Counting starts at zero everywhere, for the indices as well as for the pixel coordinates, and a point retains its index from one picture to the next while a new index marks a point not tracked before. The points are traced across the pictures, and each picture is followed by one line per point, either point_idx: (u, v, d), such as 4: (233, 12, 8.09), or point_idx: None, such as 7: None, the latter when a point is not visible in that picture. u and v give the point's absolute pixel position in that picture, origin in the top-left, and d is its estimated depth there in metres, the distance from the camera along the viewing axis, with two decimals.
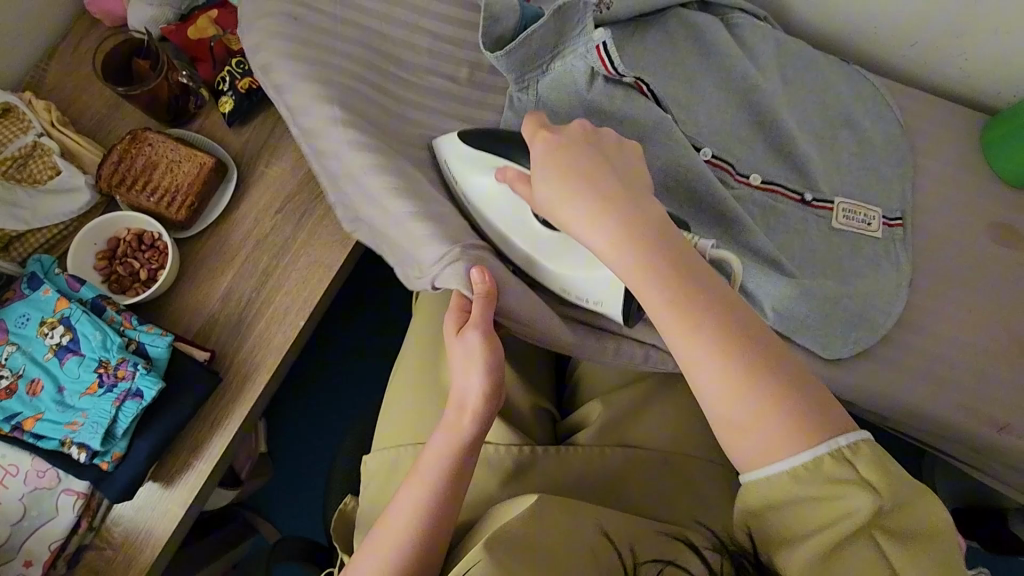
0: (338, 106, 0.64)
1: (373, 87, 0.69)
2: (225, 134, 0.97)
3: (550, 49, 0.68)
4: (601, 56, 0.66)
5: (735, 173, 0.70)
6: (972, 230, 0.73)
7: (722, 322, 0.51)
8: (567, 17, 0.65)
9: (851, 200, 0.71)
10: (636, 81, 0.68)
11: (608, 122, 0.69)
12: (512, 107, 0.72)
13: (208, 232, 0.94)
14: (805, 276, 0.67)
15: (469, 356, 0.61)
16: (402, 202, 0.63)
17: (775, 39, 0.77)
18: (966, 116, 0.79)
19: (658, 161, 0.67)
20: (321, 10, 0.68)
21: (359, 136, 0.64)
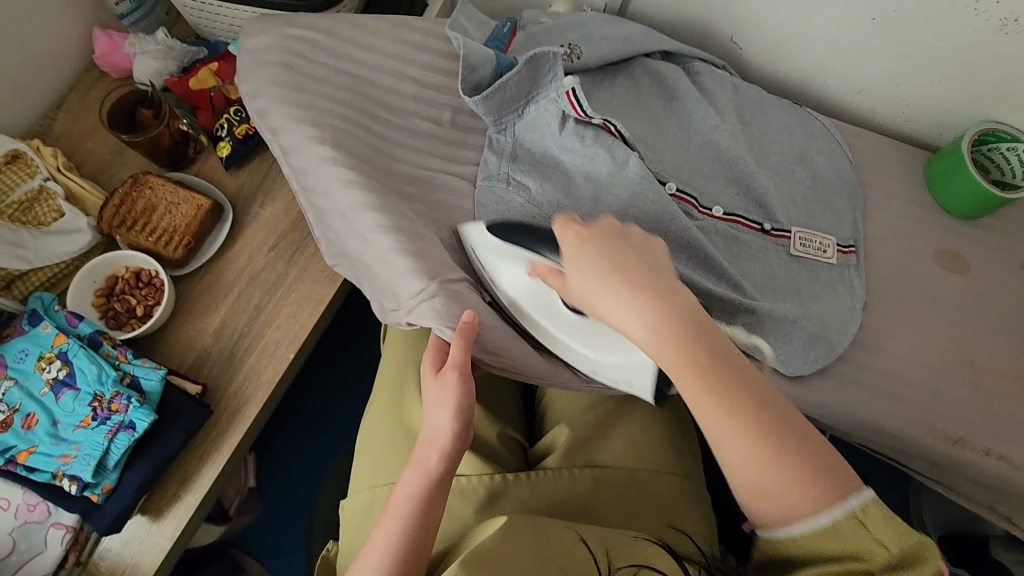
0: (328, 146, 0.69)
1: (362, 127, 0.73)
2: (222, 176, 1.02)
3: (524, 95, 0.74)
4: (571, 102, 0.73)
5: (698, 206, 0.74)
6: (924, 256, 0.77)
7: (753, 418, 0.50)
8: (539, 65, 0.72)
9: (808, 229, 0.75)
10: (605, 122, 0.73)
11: (580, 158, 0.73)
12: (492, 147, 0.77)
13: (203, 269, 0.98)
14: (767, 300, 0.71)
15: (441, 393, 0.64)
16: (385, 236, 0.67)
17: (734, 83, 0.83)
18: (914, 152, 0.84)
19: (624, 194, 0.71)
20: (314, 61, 0.74)
21: (346, 174, 0.69)
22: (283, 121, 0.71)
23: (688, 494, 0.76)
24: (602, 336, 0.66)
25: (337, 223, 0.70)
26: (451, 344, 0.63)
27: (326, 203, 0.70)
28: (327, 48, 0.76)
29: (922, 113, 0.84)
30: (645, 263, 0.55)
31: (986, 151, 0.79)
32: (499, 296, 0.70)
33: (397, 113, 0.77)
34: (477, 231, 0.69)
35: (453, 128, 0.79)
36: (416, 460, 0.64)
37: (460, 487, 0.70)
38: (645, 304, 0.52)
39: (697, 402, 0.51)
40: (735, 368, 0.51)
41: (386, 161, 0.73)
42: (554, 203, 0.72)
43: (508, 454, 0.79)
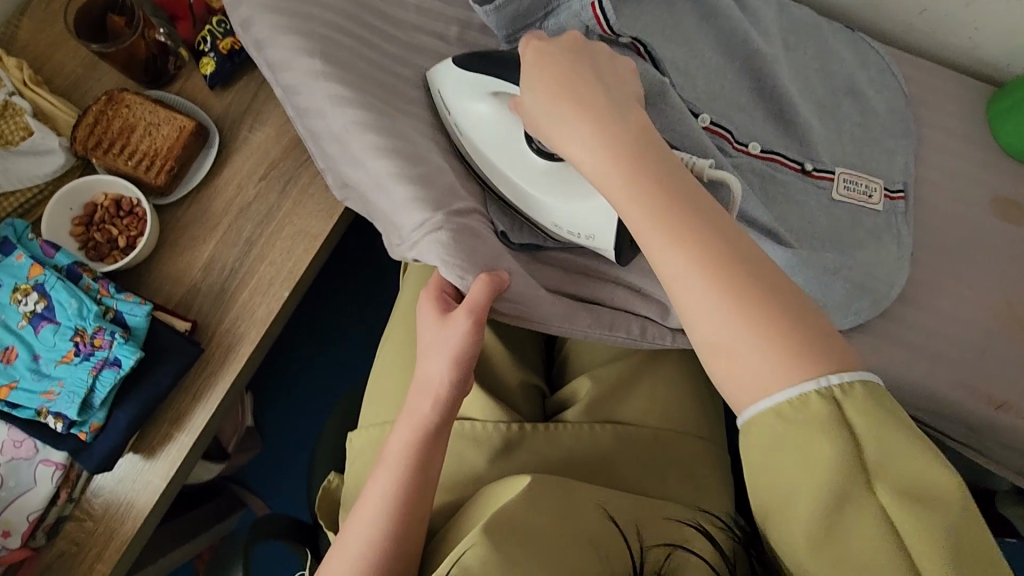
0: (319, 58, 0.61)
1: (357, 39, 0.65)
2: (207, 97, 0.93)
3: (542, 5, 0.65)
4: (596, 15, 0.63)
5: (734, 141, 0.67)
6: (979, 203, 0.70)
7: (710, 246, 0.48)
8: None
9: (853, 170, 0.68)
10: (633, 41, 0.64)
11: None
12: None
13: (188, 198, 0.91)
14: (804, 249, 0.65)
15: (443, 340, 0.60)
16: (384, 161, 0.59)
17: (780, 2, 0.73)
18: (975, 87, 0.75)
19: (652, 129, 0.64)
20: None
21: (341, 90, 0.61)
22: (264, 29, 0.62)
23: (713, 456, 0.72)
24: (571, 182, 0.64)
25: (332, 148, 0.63)
26: (470, 288, 0.58)
27: (319, 124, 0.62)
28: None
29: (989, 41, 0.74)
30: (606, 91, 0.53)
31: None
32: (450, 124, 0.67)
33: (398, 24, 0.68)
34: (445, 71, 0.66)
35: (460, 46, 0.71)
36: (412, 407, 0.61)
37: (471, 435, 0.66)
38: (600, 136, 0.51)
39: (673, 262, 0.48)
40: (684, 191, 0.49)
41: (385, 77, 0.66)
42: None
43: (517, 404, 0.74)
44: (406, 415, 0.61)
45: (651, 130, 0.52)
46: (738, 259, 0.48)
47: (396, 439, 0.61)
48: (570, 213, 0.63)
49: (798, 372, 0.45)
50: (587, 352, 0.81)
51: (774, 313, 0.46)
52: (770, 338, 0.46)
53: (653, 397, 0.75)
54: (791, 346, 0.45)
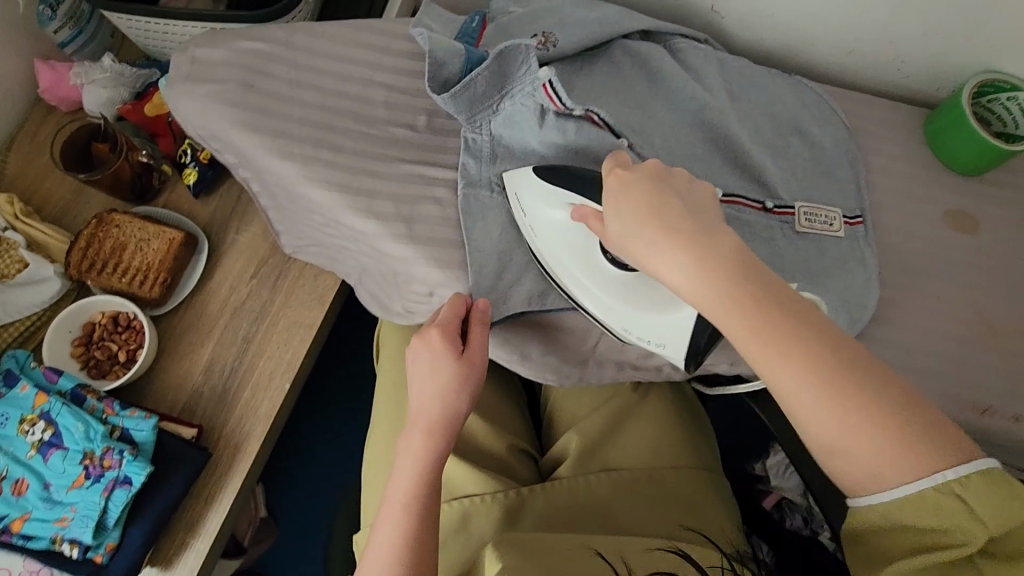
0: (290, 159, 0.69)
1: (322, 129, 0.71)
2: (192, 205, 0.97)
3: (497, 89, 0.68)
4: (549, 94, 0.68)
5: None
6: (932, 219, 0.74)
7: (823, 395, 0.44)
8: (506, 61, 0.67)
9: (810, 204, 0.72)
10: (586, 112, 0.68)
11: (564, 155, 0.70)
12: (468, 149, 0.70)
13: (183, 305, 0.93)
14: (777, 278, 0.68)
15: (472, 378, 0.59)
16: (364, 220, 0.67)
17: (719, 58, 0.78)
18: (909, 112, 0.80)
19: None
20: (271, 79, 0.72)
21: (316, 174, 0.69)
22: (253, 152, 0.70)
23: (710, 482, 0.74)
24: (644, 291, 0.61)
25: (323, 222, 0.72)
26: (474, 335, 0.60)
27: (305, 207, 0.72)
28: (285, 59, 0.73)
29: (917, 70, 0.80)
30: (697, 221, 0.49)
31: (986, 102, 0.77)
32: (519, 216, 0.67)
33: (369, 124, 0.73)
34: (518, 176, 0.66)
35: (429, 133, 0.73)
36: (429, 458, 0.57)
37: (469, 510, 0.68)
38: (703, 262, 0.47)
39: (784, 384, 0.45)
40: (812, 332, 0.45)
41: (350, 159, 0.70)
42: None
43: (512, 469, 0.77)
44: (416, 463, 0.57)
45: (715, 236, 0.48)
46: (871, 396, 0.44)
47: (401, 495, 0.56)
48: (649, 319, 0.61)
49: (921, 462, 0.44)
50: (570, 405, 0.83)
51: (914, 425, 0.44)
52: (879, 421, 0.44)
53: (641, 438, 0.77)
54: (891, 429, 0.44)
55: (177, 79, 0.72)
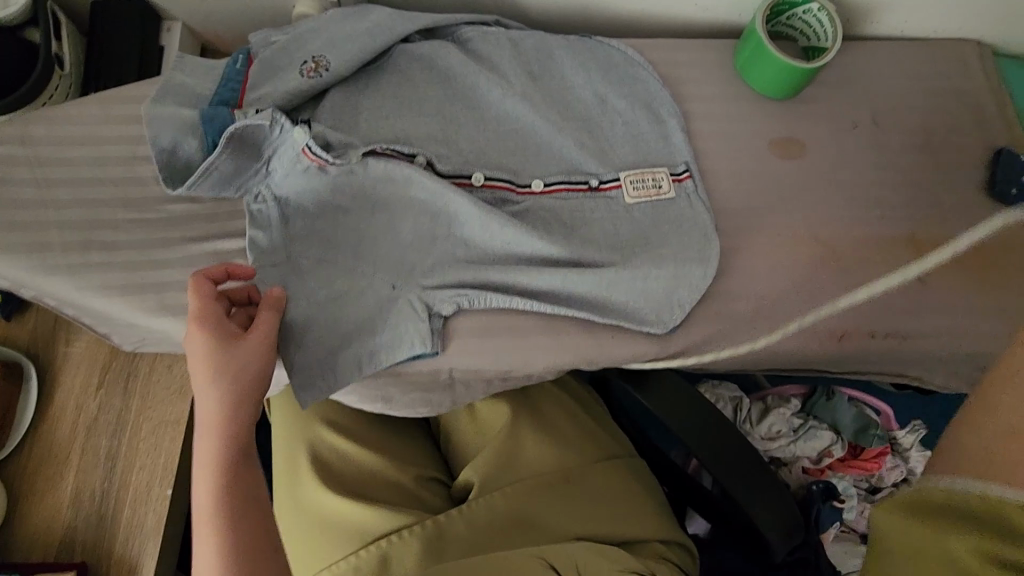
0: (60, 270, 0.60)
1: (91, 228, 0.63)
2: (7, 328, 0.86)
3: (254, 159, 0.63)
4: (312, 155, 0.62)
5: (515, 187, 0.67)
6: (757, 155, 0.73)
7: None
8: (247, 135, 0.61)
9: (633, 169, 0.69)
10: (369, 149, 0.63)
11: (363, 202, 0.64)
12: (254, 221, 0.63)
13: (27, 439, 0.84)
14: (616, 257, 0.65)
15: (253, 359, 0.55)
16: (168, 321, 0.61)
17: (511, 36, 0.73)
18: (716, 47, 0.78)
19: (424, 216, 0.64)
20: (13, 182, 0.63)
21: (95, 280, 0.61)
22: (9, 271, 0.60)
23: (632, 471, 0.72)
24: None
25: (121, 325, 0.64)
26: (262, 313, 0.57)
27: (93, 315, 0.63)
28: (25, 158, 0.64)
29: (713, 3, 0.77)
30: None
31: (785, 21, 0.75)
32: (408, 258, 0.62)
33: (143, 207, 0.65)
34: None
35: (216, 199, 0.66)
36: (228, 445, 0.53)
37: (385, 555, 0.60)
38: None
39: None
40: None
41: (133, 253, 0.63)
42: (365, 258, 0.63)
43: (418, 501, 0.69)
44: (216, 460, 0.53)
45: None
46: None
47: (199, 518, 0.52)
48: None
49: None
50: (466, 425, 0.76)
51: None
52: None
53: (545, 436, 0.72)
54: None
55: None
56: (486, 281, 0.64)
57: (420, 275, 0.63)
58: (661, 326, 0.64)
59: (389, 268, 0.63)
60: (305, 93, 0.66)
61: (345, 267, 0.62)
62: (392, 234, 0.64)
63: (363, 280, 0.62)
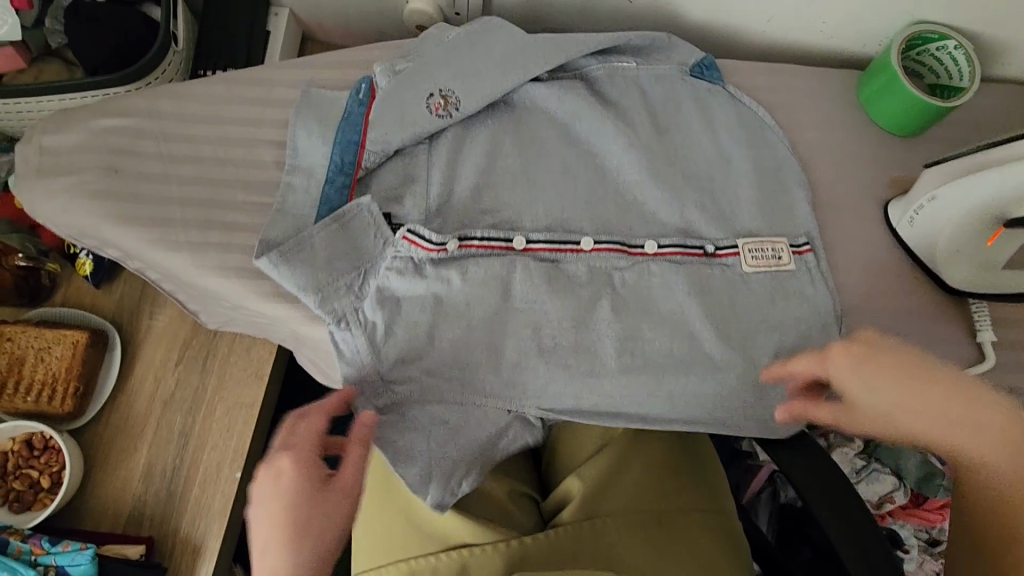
0: (179, 247, 0.61)
1: (211, 208, 0.63)
2: (94, 296, 0.87)
3: (347, 264, 0.59)
4: (412, 243, 0.61)
5: (629, 249, 0.63)
6: (877, 191, 0.71)
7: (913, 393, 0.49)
8: (353, 228, 0.60)
9: (754, 236, 0.65)
10: (462, 241, 0.61)
11: (460, 324, 0.60)
12: (341, 347, 0.59)
13: (106, 408, 0.84)
14: (735, 330, 0.62)
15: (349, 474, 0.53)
16: (281, 308, 0.61)
17: (640, 77, 0.69)
18: (838, 76, 0.76)
19: (526, 327, 0.60)
20: (141, 155, 0.64)
21: (214, 260, 0.61)
22: (130, 243, 0.61)
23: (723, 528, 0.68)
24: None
25: (229, 306, 0.64)
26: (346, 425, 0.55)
27: (205, 293, 0.63)
28: (152, 132, 0.65)
29: (841, 30, 0.75)
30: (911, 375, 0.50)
31: (917, 54, 0.73)
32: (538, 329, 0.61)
33: (261, 190, 0.65)
34: None
35: None
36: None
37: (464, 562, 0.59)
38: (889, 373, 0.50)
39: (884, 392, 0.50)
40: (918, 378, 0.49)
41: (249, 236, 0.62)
42: (472, 365, 0.60)
43: (508, 515, 0.67)
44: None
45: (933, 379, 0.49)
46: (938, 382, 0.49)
47: None
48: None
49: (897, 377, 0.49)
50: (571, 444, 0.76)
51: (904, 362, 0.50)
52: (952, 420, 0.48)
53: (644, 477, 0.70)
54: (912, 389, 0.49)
55: (27, 174, 0.62)
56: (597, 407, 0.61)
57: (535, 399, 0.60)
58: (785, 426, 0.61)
59: (500, 374, 0.60)
60: (428, 131, 0.65)
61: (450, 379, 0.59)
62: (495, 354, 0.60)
63: (473, 411, 0.59)
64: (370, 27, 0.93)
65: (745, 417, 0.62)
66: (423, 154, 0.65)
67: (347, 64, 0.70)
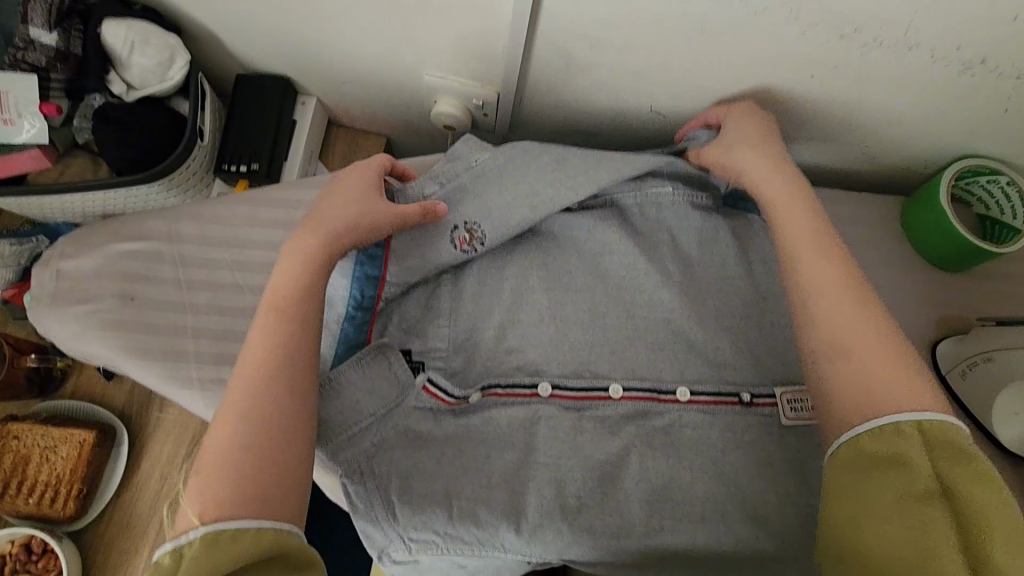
0: (190, 381, 0.59)
1: (227, 336, 0.61)
2: (105, 387, 0.85)
3: (368, 413, 0.57)
4: (433, 393, 0.60)
5: (660, 395, 0.60)
6: (922, 330, 0.67)
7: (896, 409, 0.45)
8: (374, 367, 0.58)
9: (790, 386, 0.62)
10: (486, 391, 0.60)
11: (482, 478, 0.56)
12: (358, 508, 0.55)
13: (108, 508, 0.82)
14: (773, 488, 0.58)
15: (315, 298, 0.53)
16: None
17: (673, 201, 0.68)
18: (879, 202, 0.73)
19: (549, 487, 0.56)
20: (160, 277, 0.63)
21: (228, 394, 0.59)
22: (143, 374, 0.59)
23: None
24: None
25: None
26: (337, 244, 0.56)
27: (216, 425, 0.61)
28: (172, 253, 0.63)
29: (884, 155, 0.72)
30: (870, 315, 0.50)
31: (964, 186, 0.70)
32: (560, 478, 0.57)
33: None
34: None
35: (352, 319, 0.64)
36: (257, 403, 0.47)
37: None
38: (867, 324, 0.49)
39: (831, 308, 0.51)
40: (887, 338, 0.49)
41: None
42: (490, 526, 0.55)
43: None
44: (238, 422, 0.46)
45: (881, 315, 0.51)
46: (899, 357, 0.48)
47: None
48: None
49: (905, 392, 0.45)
50: None
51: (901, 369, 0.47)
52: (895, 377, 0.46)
53: None
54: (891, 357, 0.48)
55: (39, 299, 0.61)
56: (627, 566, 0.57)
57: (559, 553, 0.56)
58: None
59: (520, 536, 0.55)
60: (452, 265, 0.64)
61: (473, 538, 0.55)
62: (518, 510, 0.56)
63: (496, 564, 0.57)
64: (398, 121, 0.92)
65: None
66: (448, 288, 0.64)
67: None
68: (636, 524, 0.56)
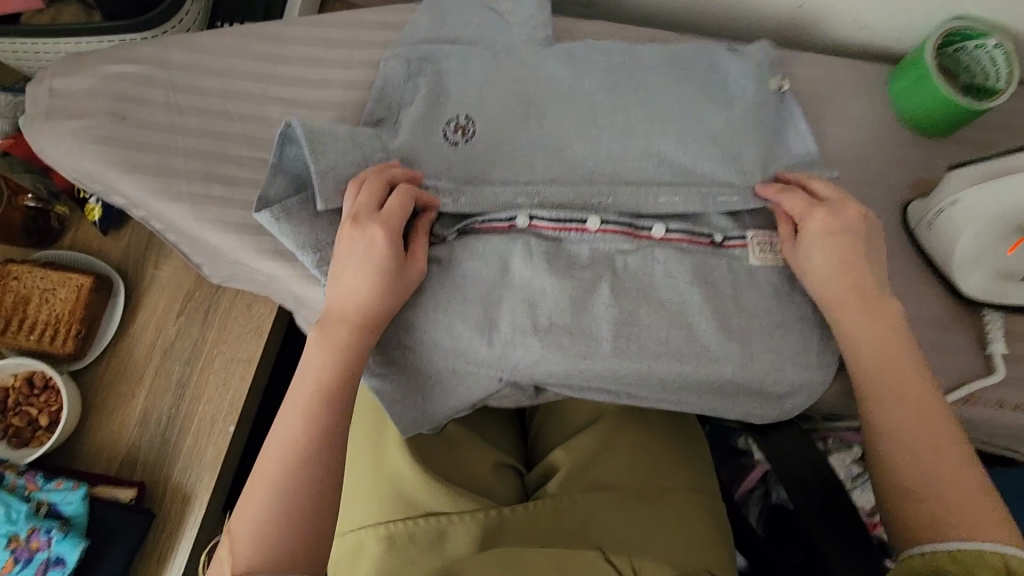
0: (181, 198, 0.62)
1: (218, 161, 0.63)
2: (102, 242, 0.88)
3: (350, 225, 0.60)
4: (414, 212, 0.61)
5: (634, 232, 0.62)
6: (896, 190, 0.69)
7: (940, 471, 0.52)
8: None
9: (760, 231, 0.63)
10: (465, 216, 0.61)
11: (457, 300, 0.59)
12: None
13: (106, 354, 0.85)
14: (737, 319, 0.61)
15: (403, 273, 0.57)
16: (281, 265, 0.61)
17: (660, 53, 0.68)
18: (865, 70, 0.73)
19: (521, 305, 0.59)
20: (147, 102, 0.64)
21: (217, 213, 0.62)
22: (137, 191, 0.62)
23: (706, 505, 0.66)
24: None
25: (226, 260, 0.64)
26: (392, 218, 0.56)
27: (206, 244, 0.63)
28: (161, 79, 0.64)
29: (873, 21, 0.72)
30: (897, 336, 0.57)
31: (951, 53, 0.70)
32: (530, 301, 0.60)
33: (268, 146, 0.64)
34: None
35: None
36: (337, 375, 0.55)
37: (443, 529, 0.59)
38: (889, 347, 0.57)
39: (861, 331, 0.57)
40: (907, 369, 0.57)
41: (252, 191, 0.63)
42: (463, 337, 0.59)
43: (487, 490, 0.66)
44: (320, 402, 0.54)
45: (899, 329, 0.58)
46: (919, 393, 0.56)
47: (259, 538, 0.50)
48: None
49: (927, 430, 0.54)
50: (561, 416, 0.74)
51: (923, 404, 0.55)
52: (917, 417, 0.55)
53: (634, 456, 0.68)
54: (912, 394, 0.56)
55: (34, 118, 0.62)
56: (590, 385, 0.61)
57: (526, 369, 0.60)
58: (770, 417, 0.63)
59: (491, 347, 0.59)
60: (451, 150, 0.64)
61: (447, 352, 0.59)
62: (489, 328, 0.59)
63: (467, 379, 0.61)
64: None
65: (733, 405, 0.62)
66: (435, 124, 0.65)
67: (363, 24, 0.70)
68: (602, 345, 0.59)
